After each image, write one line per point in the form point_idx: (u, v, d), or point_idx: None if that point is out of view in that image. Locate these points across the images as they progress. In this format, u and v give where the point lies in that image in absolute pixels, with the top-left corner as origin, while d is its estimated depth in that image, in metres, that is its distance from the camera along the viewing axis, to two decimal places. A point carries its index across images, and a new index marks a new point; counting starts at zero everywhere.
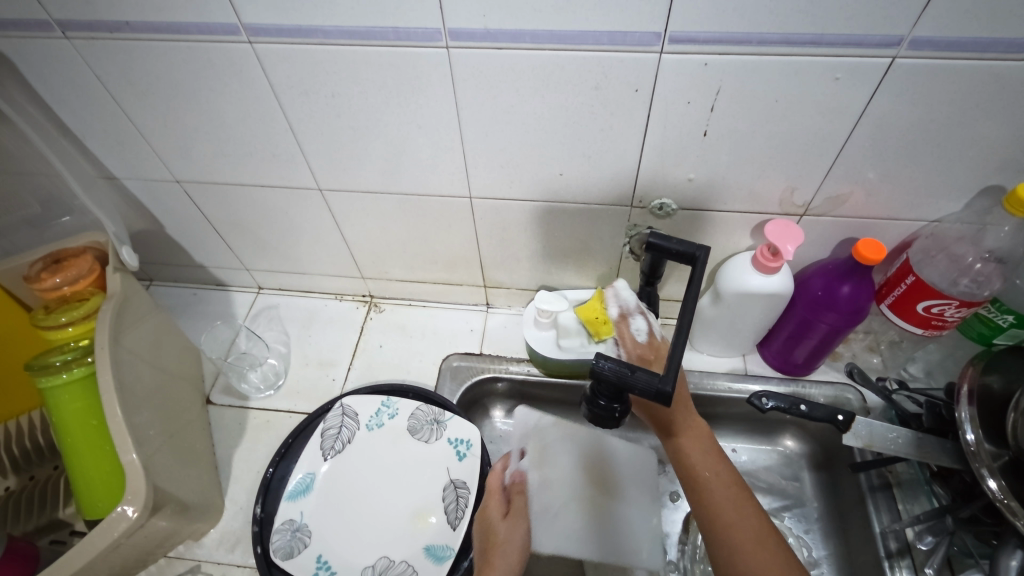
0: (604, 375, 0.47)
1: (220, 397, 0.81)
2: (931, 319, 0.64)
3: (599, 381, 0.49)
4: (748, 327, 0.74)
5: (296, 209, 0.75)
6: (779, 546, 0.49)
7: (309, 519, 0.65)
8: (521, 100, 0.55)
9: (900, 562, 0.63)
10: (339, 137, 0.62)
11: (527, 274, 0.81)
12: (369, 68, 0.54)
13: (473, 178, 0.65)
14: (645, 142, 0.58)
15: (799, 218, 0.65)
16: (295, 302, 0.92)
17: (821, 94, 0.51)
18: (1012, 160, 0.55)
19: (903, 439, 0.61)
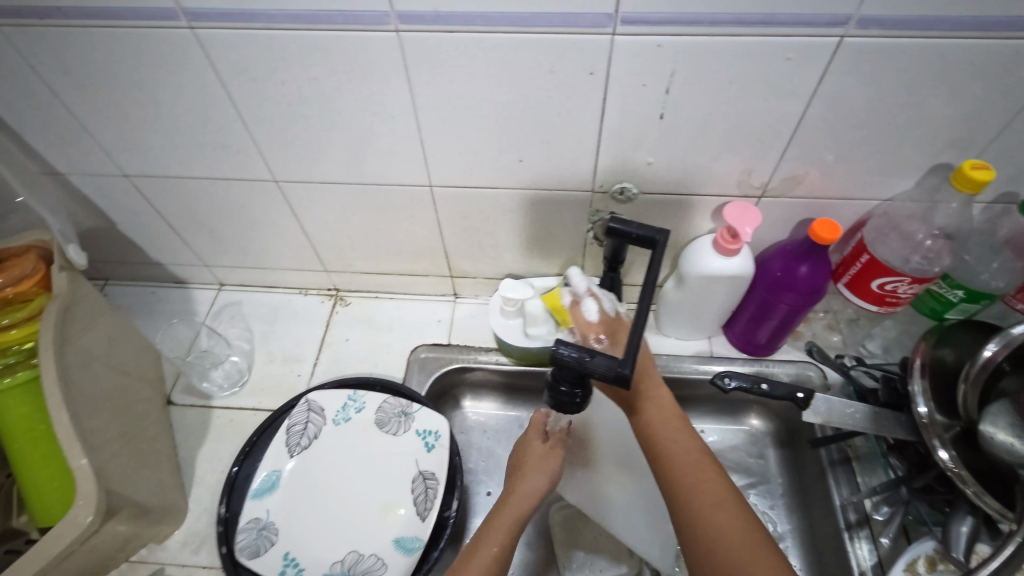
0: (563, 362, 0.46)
1: (181, 397, 0.79)
2: (886, 296, 0.66)
3: (559, 368, 0.48)
4: (712, 309, 0.75)
5: (252, 202, 0.73)
6: (738, 508, 0.49)
7: (276, 516, 0.65)
8: (476, 85, 0.54)
9: (859, 533, 0.65)
10: (293, 125, 0.60)
11: (493, 262, 0.80)
12: (318, 53, 0.52)
13: (432, 166, 0.64)
14: (603, 126, 0.57)
15: (758, 200, 0.66)
16: (257, 297, 0.89)
17: (774, 74, 0.51)
18: (959, 137, 0.56)
19: (860, 414, 0.62)
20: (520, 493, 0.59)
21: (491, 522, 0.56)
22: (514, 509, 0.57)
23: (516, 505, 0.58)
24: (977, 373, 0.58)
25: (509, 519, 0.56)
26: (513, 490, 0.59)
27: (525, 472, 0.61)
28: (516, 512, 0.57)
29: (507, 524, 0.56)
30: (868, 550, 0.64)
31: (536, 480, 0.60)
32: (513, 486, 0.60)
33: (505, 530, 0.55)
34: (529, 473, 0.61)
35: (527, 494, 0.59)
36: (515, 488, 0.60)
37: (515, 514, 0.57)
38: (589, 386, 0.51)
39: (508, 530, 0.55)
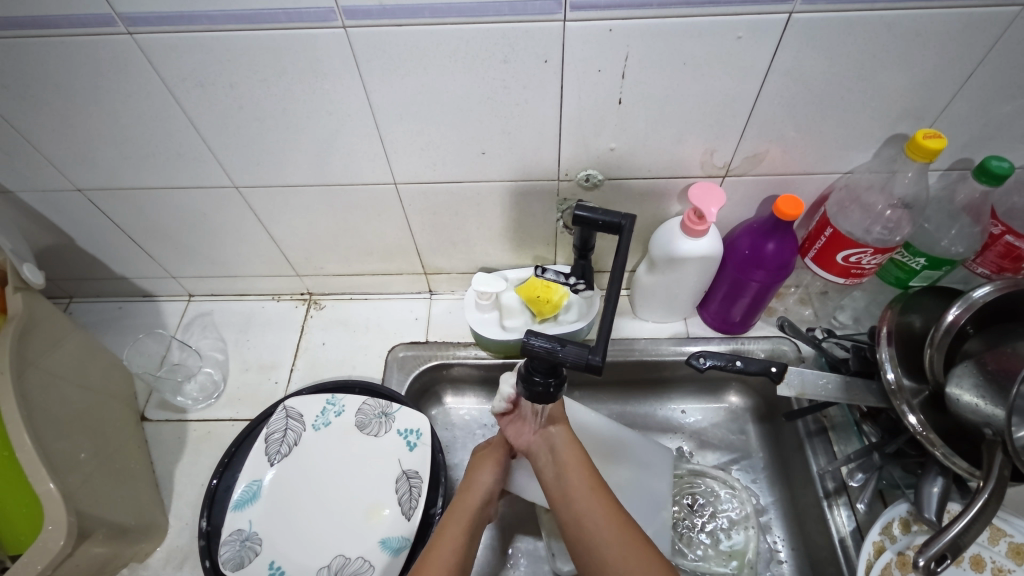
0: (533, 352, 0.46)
1: (155, 412, 0.77)
2: (851, 267, 0.66)
3: (531, 358, 0.49)
4: (685, 291, 0.76)
5: (215, 210, 0.72)
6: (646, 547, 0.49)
7: (258, 527, 0.64)
8: (430, 78, 0.53)
9: (838, 500, 0.66)
10: (248, 129, 0.59)
11: (465, 257, 0.80)
12: (266, 54, 0.51)
13: (394, 163, 0.63)
14: (562, 113, 0.57)
15: (722, 179, 0.66)
16: (229, 307, 0.88)
17: (727, 54, 0.51)
18: (912, 107, 0.57)
19: (832, 384, 0.62)
20: (474, 486, 0.60)
21: (449, 520, 0.56)
22: (470, 505, 0.58)
23: (472, 497, 0.59)
24: (941, 337, 0.59)
25: (466, 507, 0.58)
26: (468, 484, 0.61)
27: (478, 465, 0.63)
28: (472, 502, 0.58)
29: (465, 517, 0.56)
30: (847, 516, 0.65)
31: (488, 474, 0.62)
32: (467, 480, 0.61)
33: (463, 525, 0.55)
34: (481, 469, 0.62)
35: (481, 488, 0.60)
36: (468, 482, 0.61)
37: (472, 506, 0.58)
38: (562, 375, 0.51)
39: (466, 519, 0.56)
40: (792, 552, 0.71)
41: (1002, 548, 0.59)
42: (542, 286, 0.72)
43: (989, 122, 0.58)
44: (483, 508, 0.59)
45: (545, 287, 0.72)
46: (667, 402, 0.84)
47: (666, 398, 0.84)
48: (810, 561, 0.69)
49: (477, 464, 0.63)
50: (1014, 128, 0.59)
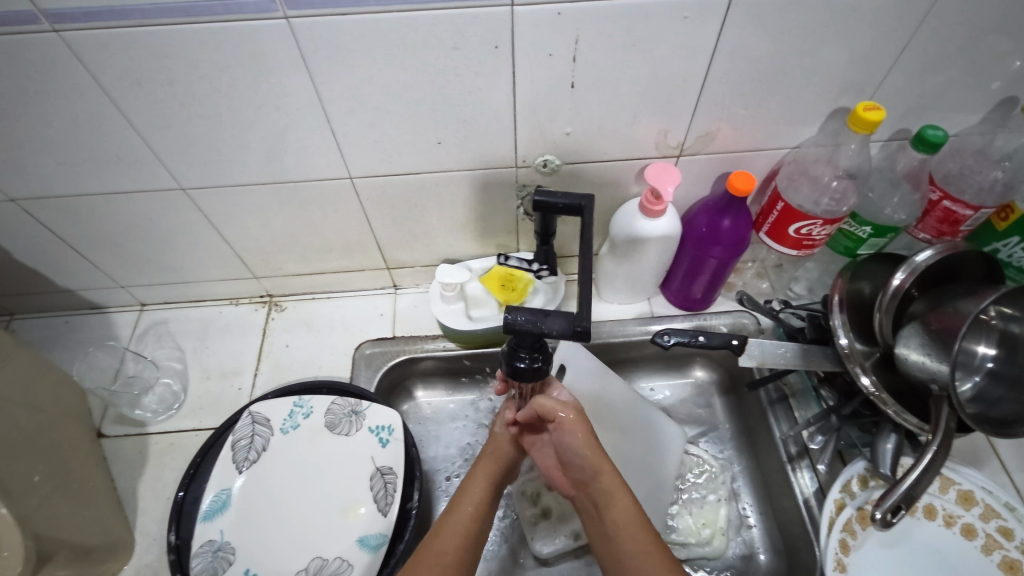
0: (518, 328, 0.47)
1: (112, 428, 0.74)
2: (803, 239, 0.69)
3: (517, 335, 0.49)
4: (647, 271, 0.77)
5: (161, 214, 0.69)
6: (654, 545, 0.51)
7: (230, 536, 0.62)
8: (379, 68, 0.52)
9: (801, 463, 0.69)
10: (191, 128, 0.57)
11: (428, 249, 0.79)
12: (206, 47, 0.49)
13: (349, 156, 0.62)
14: (516, 100, 0.57)
15: (677, 159, 0.67)
16: (185, 314, 0.85)
17: (674, 34, 0.52)
18: (852, 81, 0.59)
19: (790, 352, 0.65)
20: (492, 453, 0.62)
21: (466, 485, 0.59)
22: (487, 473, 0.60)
23: (491, 465, 0.61)
24: (889, 301, 0.61)
25: (484, 473, 0.60)
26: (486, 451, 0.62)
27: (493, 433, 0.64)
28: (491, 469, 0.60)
29: (487, 474, 0.60)
30: (810, 478, 0.68)
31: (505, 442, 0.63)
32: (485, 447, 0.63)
33: (484, 487, 0.58)
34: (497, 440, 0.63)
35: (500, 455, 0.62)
36: (489, 447, 0.63)
37: (490, 474, 0.60)
38: (547, 349, 0.52)
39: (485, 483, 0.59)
40: (761, 515, 0.73)
41: (952, 495, 0.62)
42: (507, 273, 0.75)
43: (923, 94, 0.61)
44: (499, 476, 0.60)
45: (509, 275, 0.74)
46: (637, 382, 0.85)
47: (634, 377, 0.86)
48: (778, 522, 0.71)
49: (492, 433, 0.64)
50: (945, 98, 0.62)
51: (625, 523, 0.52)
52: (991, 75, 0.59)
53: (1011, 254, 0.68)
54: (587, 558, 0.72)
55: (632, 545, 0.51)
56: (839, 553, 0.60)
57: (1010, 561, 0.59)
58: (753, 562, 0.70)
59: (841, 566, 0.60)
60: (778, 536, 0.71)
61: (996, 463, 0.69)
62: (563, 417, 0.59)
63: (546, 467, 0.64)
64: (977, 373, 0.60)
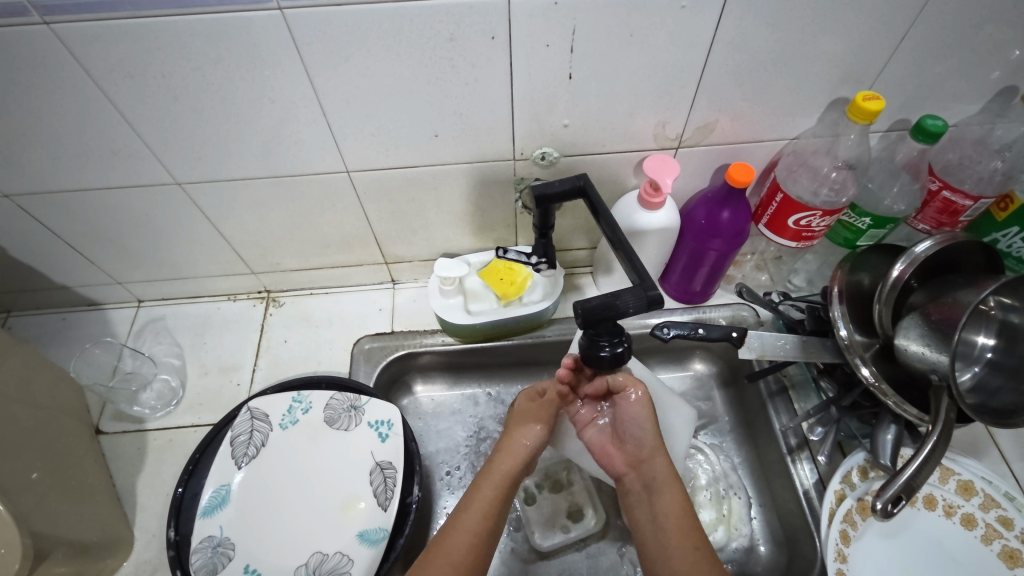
0: (598, 310, 0.48)
1: (110, 424, 0.74)
2: (802, 231, 0.69)
3: (594, 324, 0.50)
4: (646, 264, 0.77)
5: (158, 209, 0.68)
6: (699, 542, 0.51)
7: (230, 532, 0.62)
8: (375, 60, 0.52)
9: (800, 455, 0.69)
10: (186, 121, 0.56)
11: (426, 244, 0.79)
12: (199, 39, 0.48)
13: (345, 150, 0.61)
14: (513, 92, 0.57)
15: (675, 151, 0.67)
16: (182, 310, 0.85)
17: (672, 24, 0.51)
18: (852, 71, 0.59)
19: (790, 344, 0.65)
20: (513, 450, 0.61)
21: (482, 481, 0.58)
22: (504, 469, 0.59)
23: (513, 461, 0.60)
24: (889, 292, 0.61)
25: (501, 469, 0.59)
26: (507, 446, 0.61)
27: (521, 421, 0.63)
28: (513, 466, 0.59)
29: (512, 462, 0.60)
30: (809, 469, 0.68)
31: (528, 433, 0.62)
32: (505, 443, 0.62)
33: (496, 484, 0.57)
34: (524, 429, 0.62)
35: (520, 449, 0.61)
36: (506, 443, 0.62)
37: (507, 470, 0.59)
38: (623, 333, 0.54)
39: (501, 479, 0.58)
40: (761, 507, 0.73)
41: (952, 485, 0.62)
42: (505, 268, 0.74)
43: (922, 84, 0.61)
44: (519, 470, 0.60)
45: (508, 269, 0.74)
46: None
47: None
48: (778, 513, 0.72)
49: (519, 421, 0.64)
50: (945, 87, 0.61)
51: (673, 516, 0.53)
52: (991, 65, 0.59)
53: (1010, 245, 0.68)
54: (587, 550, 0.72)
55: (680, 539, 0.52)
56: (840, 544, 0.60)
57: (1010, 550, 0.58)
58: (753, 553, 0.70)
59: (842, 556, 0.59)
60: (778, 527, 0.71)
61: (995, 454, 0.69)
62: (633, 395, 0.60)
63: (600, 444, 0.64)
64: (976, 363, 0.60)
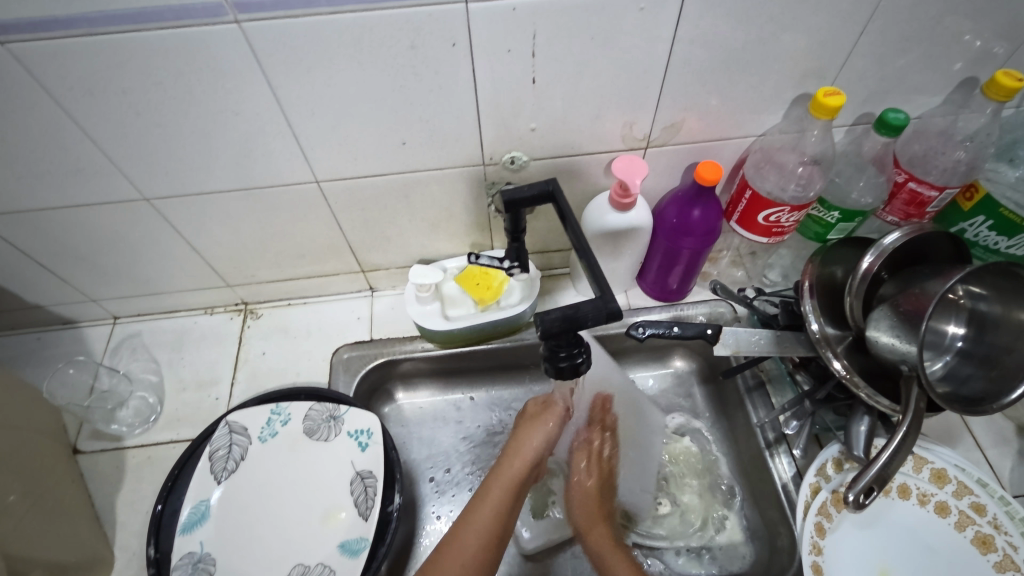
0: (557, 322, 0.47)
1: (88, 443, 0.73)
2: (772, 226, 0.69)
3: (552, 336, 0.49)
4: (622, 264, 0.77)
5: (128, 225, 0.68)
6: None
7: (210, 547, 0.62)
8: (336, 70, 0.51)
9: (778, 449, 0.70)
10: (149, 137, 0.56)
11: (402, 251, 0.79)
12: (158, 55, 0.48)
13: (314, 161, 0.61)
14: (478, 98, 0.57)
15: (644, 151, 0.67)
16: (159, 325, 0.84)
17: (632, 26, 0.52)
18: (814, 67, 0.59)
19: (764, 339, 0.65)
20: (524, 453, 0.60)
21: (490, 484, 0.58)
22: (511, 473, 0.59)
23: (520, 465, 0.59)
24: (858, 286, 0.62)
25: (510, 475, 0.58)
26: (517, 451, 0.61)
27: (535, 424, 0.62)
28: (521, 470, 0.59)
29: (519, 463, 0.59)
30: (788, 462, 0.69)
31: (537, 438, 0.61)
32: (515, 446, 0.61)
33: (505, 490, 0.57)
34: (533, 431, 0.62)
35: (530, 452, 0.60)
36: (515, 446, 0.61)
37: (515, 476, 0.59)
38: (584, 343, 0.52)
39: (508, 487, 0.58)
40: (743, 502, 0.74)
41: (926, 474, 0.63)
42: (480, 273, 0.75)
43: (885, 77, 0.62)
44: (525, 475, 0.59)
45: (483, 274, 0.75)
46: None
47: None
48: (758, 507, 0.72)
49: (532, 424, 0.62)
50: (907, 80, 0.62)
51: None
52: (952, 57, 0.60)
53: (977, 234, 0.69)
54: (575, 551, 0.72)
55: None
56: (815, 536, 0.60)
57: (983, 536, 0.59)
58: (732, 547, 0.71)
59: (817, 549, 0.60)
60: (758, 518, 0.72)
61: (969, 440, 0.70)
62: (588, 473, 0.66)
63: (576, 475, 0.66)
64: (946, 353, 0.61)
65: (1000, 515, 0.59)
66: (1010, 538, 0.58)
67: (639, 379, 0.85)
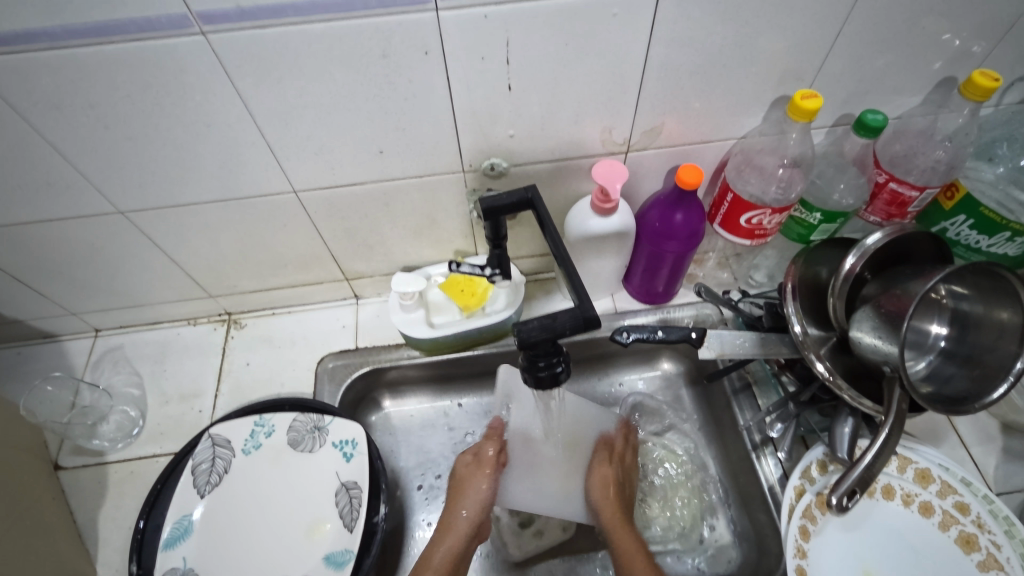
0: (535, 333, 0.47)
1: (70, 459, 0.73)
2: (754, 229, 0.69)
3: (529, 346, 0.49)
4: (606, 268, 0.77)
5: (104, 239, 0.67)
6: None
7: (193, 563, 0.61)
8: (308, 81, 0.51)
9: (765, 450, 0.70)
10: (121, 150, 0.55)
11: (385, 259, 0.78)
12: (125, 68, 0.47)
13: (290, 171, 0.61)
14: (454, 105, 0.56)
15: (625, 156, 0.67)
16: (142, 338, 0.83)
17: (606, 32, 0.51)
18: (792, 69, 0.59)
19: (748, 342, 0.64)
20: (456, 526, 0.63)
21: (423, 564, 0.60)
22: (447, 547, 0.62)
23: (454, 537, 0.63)
24: (841, 286, 0.61)
25: (445, 549, 0.61)
26: (449, 524, 0.63)
27: (463, 489, 0.66)
28: (456, 542, 0.62)
29: (457, 534, 0.63)
30: (774, 464, 0.69)
31: (466, 505, 0.64)
32: (447, 519, 0.64)
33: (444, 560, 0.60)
34: (463, 500, 0.65)
35: (463, 524, 0.63)
36: (448, 519, 0.64)
37: (454, 548, 0.61)
38: (564, 351, 0.52)
39: (444, 561, 0.60)
40: (731, 505, 0.74)
41: (910, 474, 0.63)
42: (465, 280, 0.73)
43: (862, 79, 0.61)
44: (465, 543, 0.62)
45: (468, 281, 0.73)
46: (606, 377, 0.85)
47: (604, 373, 0.86)
48: (746, 509, 0.72)
49: (461, 491, 0.66)
50: (885, 81, 0.62)
51: None
52: (930, 57, 0.60)
53: (958, 233, 0.69)
54: (564, 556, 0.72)
55: None
56: (799, 540, 0.60)
57: (967, 535, 0.59)
58: (722, 549, 0.71)
59: (802, 552, 0.60)
60: (745, 521, 0.72)
61: (954, 438, 0.70)
62: (606, 465, 0.69)
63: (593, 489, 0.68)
64: (929, 352, 0.61)
65: (983, 513, 0.59)
66: (992, 537, 0.58)
67: (626, 382, 0.85)
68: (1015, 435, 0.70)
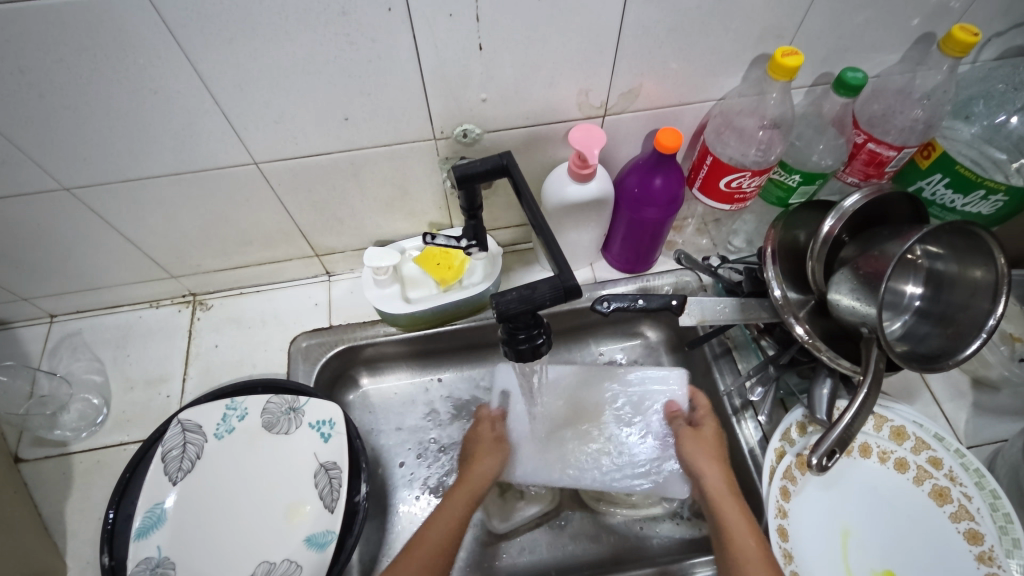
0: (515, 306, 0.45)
1: (30, 451, 0.69)
2: (734, 193, 0.68)
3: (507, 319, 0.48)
4: (586, 237, 0.75)
5: (51, 218, 0.62)
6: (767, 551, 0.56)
7: (168, 551, 0.59)
8: (260, 40, 0.47)
9: (745, 414, 0.70)
10: (59, 120, 0.51)
11: (357, 233, 0.75)
12: (53, 28, 0.43)
13: (249, 141, 0.57)
14: (421, 68, 0.53)
15: (602, 119, 0.65)
16: (102, 322, 0.79)
17: None
18: (772, 25, 0.57)
19: (729, 308, 0.64)
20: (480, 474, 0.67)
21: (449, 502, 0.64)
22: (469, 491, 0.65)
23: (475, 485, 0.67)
24: (820, 248, 0.61)
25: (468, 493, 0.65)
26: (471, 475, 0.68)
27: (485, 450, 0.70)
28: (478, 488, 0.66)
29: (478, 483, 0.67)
30: (754, 427, 0.69)
31: (490, 463, 0.69)
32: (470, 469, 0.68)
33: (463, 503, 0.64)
34: (487, 457, 0.69)
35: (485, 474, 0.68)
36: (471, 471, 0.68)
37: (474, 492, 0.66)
38: (543, 323, 0.51)
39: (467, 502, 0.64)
40: None
41: (886, 432, 0.64)
42: (440, 253, 0.72)
43: (843, 35, 0.60)
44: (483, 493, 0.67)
45: (444, 253, 0.72)
46: (587, 347, 0.85)
47: (585, 343, 0.85)
48: None
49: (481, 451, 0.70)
50: (865, 38, 0.60)
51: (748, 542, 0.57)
52: (909, 12, 0.58)
53: (934, 193, 0.69)
54: (548, 524, 0.72)
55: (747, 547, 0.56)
56: (781, 500, 0.61)
57: (940, 489, 0.61)
58: None
59: (783, 512, 0.61)
60: None
61: (927, 395, 0.72)
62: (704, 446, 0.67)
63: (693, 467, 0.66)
64: (905, 312, 0.62)
65: (955, 467, 0.60)
66: (964, 489, 0.60)
67: (607, 351, 0.85)
68: (983, 390, 0.72)
